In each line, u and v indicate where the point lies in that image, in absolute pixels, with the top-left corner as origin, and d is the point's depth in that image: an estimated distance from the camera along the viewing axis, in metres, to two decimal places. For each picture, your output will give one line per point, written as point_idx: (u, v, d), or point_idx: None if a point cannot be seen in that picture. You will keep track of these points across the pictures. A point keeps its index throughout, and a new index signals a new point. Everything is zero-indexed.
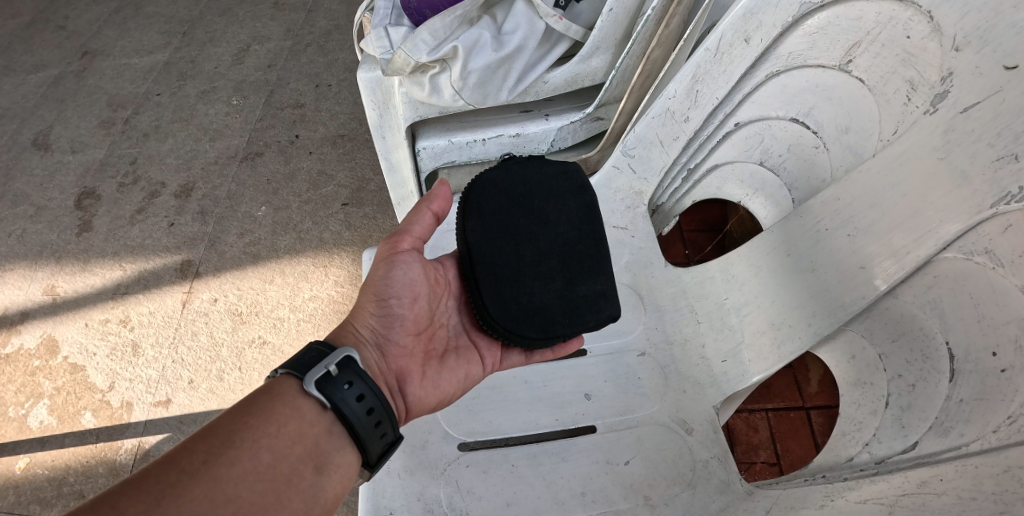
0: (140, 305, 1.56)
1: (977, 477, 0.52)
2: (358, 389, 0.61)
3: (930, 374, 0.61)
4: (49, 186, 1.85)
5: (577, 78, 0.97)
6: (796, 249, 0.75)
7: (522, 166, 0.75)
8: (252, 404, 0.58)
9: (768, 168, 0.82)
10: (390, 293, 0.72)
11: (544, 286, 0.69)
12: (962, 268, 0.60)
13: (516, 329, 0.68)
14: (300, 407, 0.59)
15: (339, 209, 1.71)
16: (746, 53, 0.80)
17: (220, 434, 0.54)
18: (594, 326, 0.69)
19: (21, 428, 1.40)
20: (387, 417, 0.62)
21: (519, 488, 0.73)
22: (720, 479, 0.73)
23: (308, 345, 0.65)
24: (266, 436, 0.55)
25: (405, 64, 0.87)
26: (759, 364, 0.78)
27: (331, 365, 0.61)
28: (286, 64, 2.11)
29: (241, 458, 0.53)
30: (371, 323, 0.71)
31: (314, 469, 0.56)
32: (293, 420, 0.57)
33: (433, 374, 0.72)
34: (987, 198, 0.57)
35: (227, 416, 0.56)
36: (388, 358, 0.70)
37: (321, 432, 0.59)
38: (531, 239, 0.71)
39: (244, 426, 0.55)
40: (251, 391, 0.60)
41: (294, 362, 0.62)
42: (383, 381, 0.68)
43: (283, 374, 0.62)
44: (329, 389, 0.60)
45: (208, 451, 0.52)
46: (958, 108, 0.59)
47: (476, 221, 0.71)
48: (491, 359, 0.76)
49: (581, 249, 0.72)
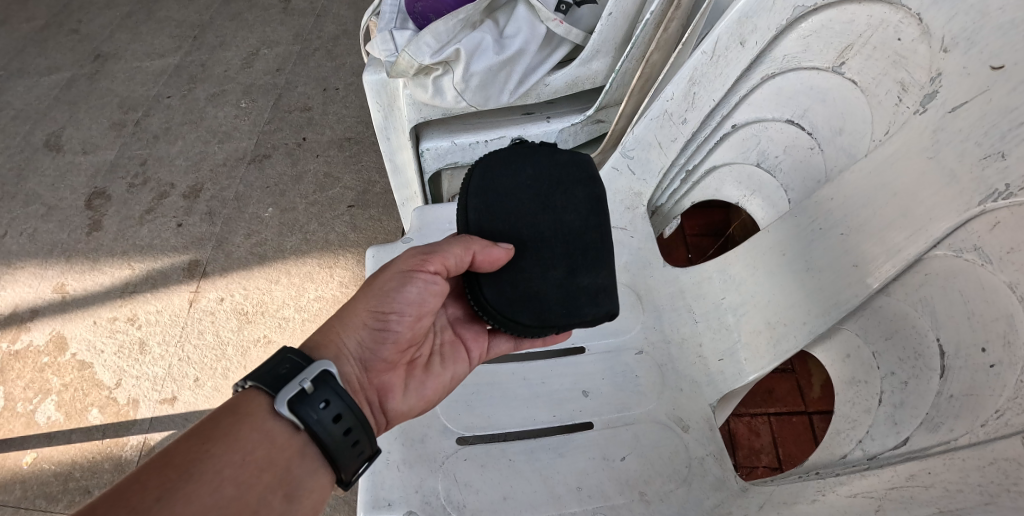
0: (148, 304, 1.58)
1: (964, 470, 0.53)
2: (335, 409, 0.58)
3: (922, 371, 0.62)
4: (61, 187, 1.88)
5: (578, 80, 0.99)
6: (791, 248, 0.77)
7: (530, 150, 0.76)
8: (215, 428, 0.55)
9: (764, 170, 0.84)
10: (389, 308, 0.70)
11: (545, 273, 0.70)
12: (951, 266, 0.61)
13: (512, 316, 0.69)
14: (267, 430, 0.56)
15: (345, 211, 1.73)
16: (742, 56, 0.82)
17: (177, 463, 0.51)
18: (591, 319, 0.70)
19: (28, 423, 1.42)
20: (365, 435, 0.61)
21: (516, 481, 0.74)
22: (715, 476, 0.74)
23: (279, 351, 0.63)
24: (229, 466, 0.53)
25: (408, 67, 0.89)
26: (755, 362, 0.79)
27: (307, 382, 0.58)
28: (294, 68, 2.14)
29: (201, 491, 0.50)
30: (360, 335, 0.70)
31: (283, 497, 0.55)
32: (261, 446, 0.55)
33: (416, 388, 0.73)
34: (975, 196, 0.58)
35: (186, 441, 0.53)
36: (371, 373, 0.70)
37: (292, 455, 0.57)
38: (535, 223, 0.72)
39: (206, 455, 0.53)
40: (214, 410, 0.57)
41: (264, 377, 0.59)
42: (364, 397, 0.68)
43: (253, 388, 0.59)
44: (303, 410, 0.57)
45: (162, 487, 0.49)
46: (947, 108, 0.60)
47: (478, 201, 0.73)
48: (478, 352, 0.78)
49: (586, 238, 0.72)
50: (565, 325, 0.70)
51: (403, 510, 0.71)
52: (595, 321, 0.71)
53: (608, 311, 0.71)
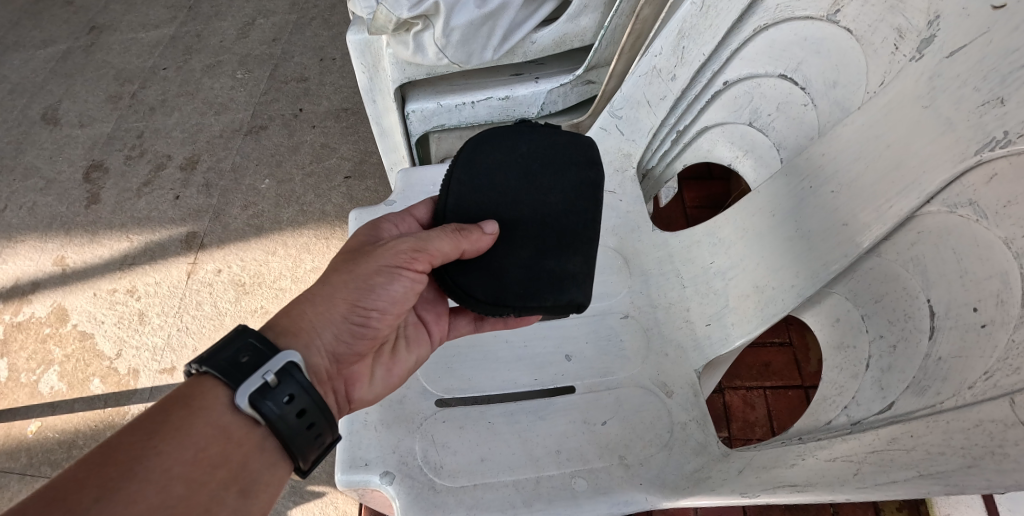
0: (147, 275, 1.58)
1: (947, 433, 0.51)
2: (299, 405, 0.56)
3: (911, 333, 0.60)
4: (59, 159, 1.87)
5: (566, 38, 0.95)
6: (780, 209, 0.74)
7: (530, 129, 0.75)
8: (164, 421, 0.51)
9: (757, 129, 0.80)
10: (372, 304, 0.65)
11: (514, 251, 0.67)
12: (945, 223, 0.58)
13: (467, 287, 0.66)
14: (223, 424, 0.53)
15: (342, 182, 1.71)
16: (732, 6, 0.79)
17: (120, 461, 0.48)
18: (550, 306, 0.66)
19: (32, 393, 1.43)
20: (326, 429, 0.58)
21: (494, 444, 0.73)
22: (697, 442, 0.72)
23: (236, 332, 0.58)
24: (178, 463, 0.50)
25: (386, 22, 0.86)
26: (742, 327, 0.76)
27: (270, 375, 0.55)
28: (291, 38, 2.11)
29: (144, 491, 0.47)
30: (334, 327, 0.64)
31: (238, 493, 0.52)
32: (216, 441, 0.52)
33: (381, 376, 0.71)
34: (971, 145, 0.54)
35: (131, 435, 0.50)
36: (341, 365, 0.66)
37: (250, 450, 0.54)
38: (517, 202, 0.69)
39: (152, 451, 0.49)
40: (163, 400, 0.53)
41: (221, 364, 0.55)
42: (331, 387, 0.65)
43: (209, 376, 0.55)
44: (266, 406, 0.54)
45: (103, 486, 0.46)
46: (944, 53, 0.57)
47: (464, 172, 0.72)
48: (439, 332, 0.77)
49: (567, 222, 0.68)
50: (522, 309, 0.66)
51: (380, 470, 0.70)
52: (555, 308, 0.66)
53: (572, 300, 0.66)
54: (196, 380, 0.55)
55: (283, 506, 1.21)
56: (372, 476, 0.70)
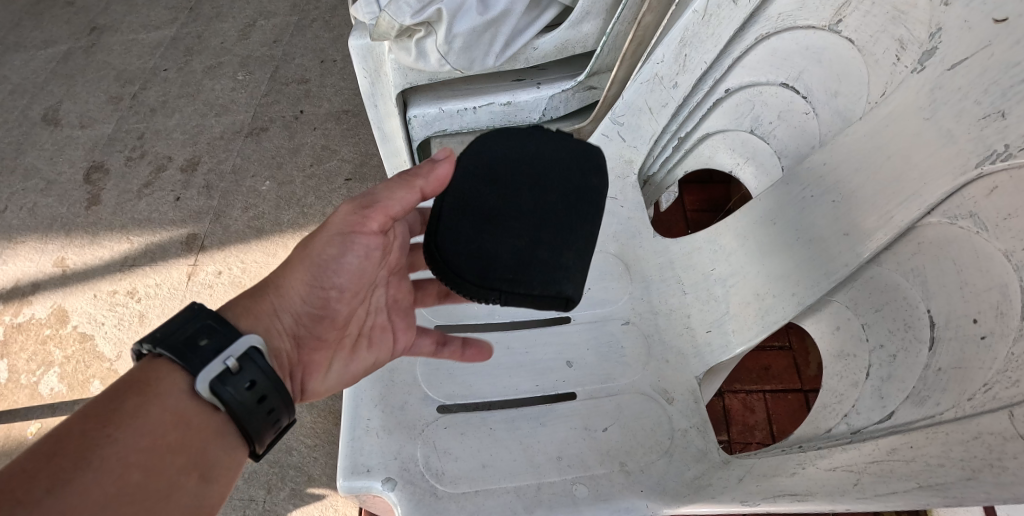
0: (147, 277, 1.58)
1: (946, 445, 0.51)
2: (261, 388, 0.56)
3: (911, 343, 0.60)
4: (59, 160, 1.87)
5: (567, 44, 0.96)
6: (781, 218, 0.74)
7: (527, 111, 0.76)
8: (117, 408, 0.51)
9: (758, 137, 0.81)
10: (331, 281, 0.66)
11: (510, 233, 0.66)
12: (945, 234, 0.59)
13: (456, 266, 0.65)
14: (182, 410, 0.53)
15: (342, 185, 1.71)
16: (734, 15, 0.79)
17: (69, 452, 0.47)
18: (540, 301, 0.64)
19: (33, 395, 1.42)
20: (286, 410, 0.59)
21: (495, 450, 0.73)
22: (698, 448, 0.73)
23: (190, 311, 0.58)
24: (132, 451, 0.49)
25: (389, 28, 0.86)
26: (743, 334, 0.77)
27: (231, 358, 0.55)
28: (291, 39, 2.11)
29: (100, 480, 0.46)
30: (291, 306, 0.65)
31: (198, 479, 0.53)
32: (174, 428, 0.52)
33: (342, 363, 0.71)
34: (971, 158, 0.55)
35: (80, 424, 0.49)
36: (299, 349, 0.67)
37: (210, 436, 0.55)
38: (524, 185, 0.68)
39: (106, 439, 0.48)
40: (115, 386, 0.52)
41: (177, 345, 0.55)
42: (288, 373, 0.66)
43: (165, 359, 0.55)
44: (226, 389, 0.54)
45: (53, 478, 0.45)
46: (945, 65, 0.57)
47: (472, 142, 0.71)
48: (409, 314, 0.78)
49: (569, 215, 0.68)
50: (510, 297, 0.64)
51: (382, 476, 0.70)
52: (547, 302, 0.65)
53: (563, 296, 0.64)
54: (149, 362, 0.55)
55: (283, 508, 1.22)
56: (374, 482, 0.70)
